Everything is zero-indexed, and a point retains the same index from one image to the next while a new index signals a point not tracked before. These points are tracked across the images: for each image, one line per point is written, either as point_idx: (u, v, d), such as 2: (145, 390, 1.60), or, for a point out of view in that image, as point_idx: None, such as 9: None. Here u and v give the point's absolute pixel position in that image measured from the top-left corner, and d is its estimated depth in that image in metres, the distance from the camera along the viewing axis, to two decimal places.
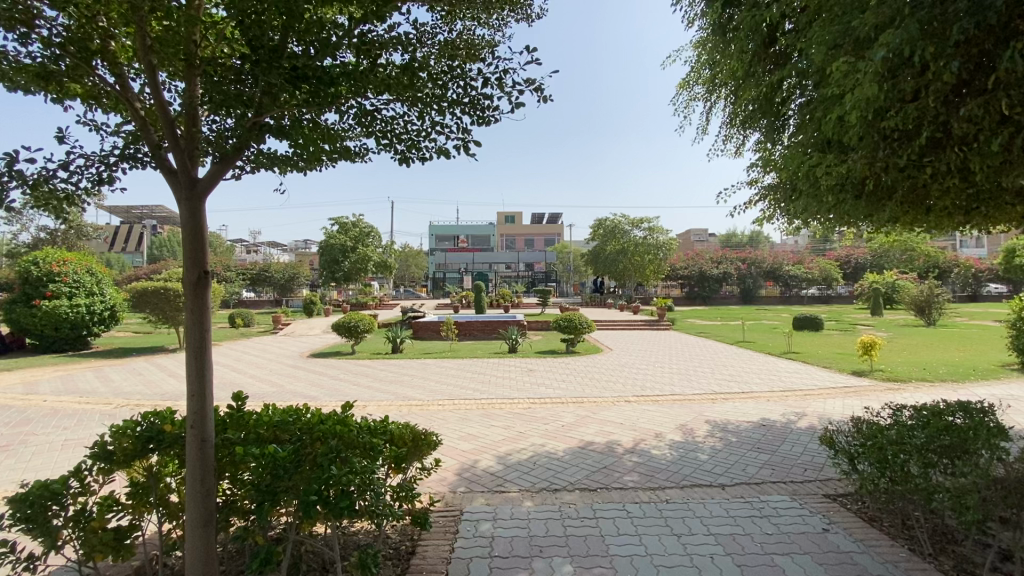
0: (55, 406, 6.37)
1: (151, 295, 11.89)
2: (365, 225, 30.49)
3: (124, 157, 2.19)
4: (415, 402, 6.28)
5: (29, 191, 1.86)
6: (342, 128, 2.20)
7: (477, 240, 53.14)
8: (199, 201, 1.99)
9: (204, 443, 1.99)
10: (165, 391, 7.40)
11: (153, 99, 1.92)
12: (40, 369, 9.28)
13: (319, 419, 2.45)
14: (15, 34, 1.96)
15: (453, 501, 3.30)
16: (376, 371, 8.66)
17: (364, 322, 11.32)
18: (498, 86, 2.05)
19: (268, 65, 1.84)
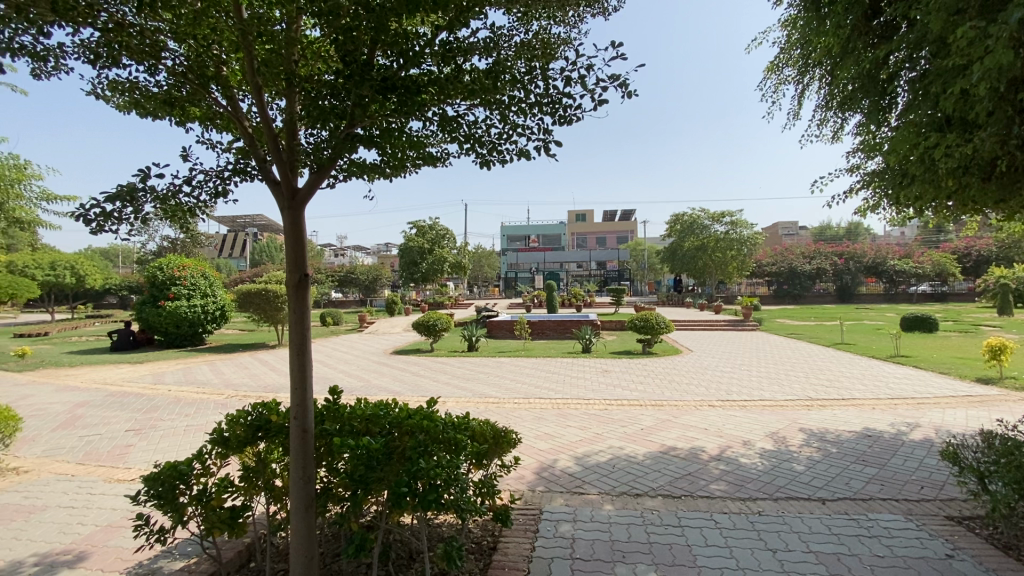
0: (178, 395, 7.20)
1: (254, 296, 13.08)
2: (440, 227, 31.53)
3: (235, 171, 2.41)
4: (492, 400, 6.40)
5: (160, 203, 2.11)
6: (426, 134, 2.28)
7: (548, 238, 53.08)
8: (299, 210, 2.16)
9: (306, 433, 2.14)
10: (266, 384, 8.11)
11: (259, 118, 2.10)
12: (166, 362, 10.53)
13: (406, 413, 2.55)
14: (147, 66, 2.24)
15: (532, 500, 3.32)
16: (453, 369, 8.92)
17: (442, 321, 11.69)
18: (579, 84, 2.00)
19: (360, 78, 1.94)
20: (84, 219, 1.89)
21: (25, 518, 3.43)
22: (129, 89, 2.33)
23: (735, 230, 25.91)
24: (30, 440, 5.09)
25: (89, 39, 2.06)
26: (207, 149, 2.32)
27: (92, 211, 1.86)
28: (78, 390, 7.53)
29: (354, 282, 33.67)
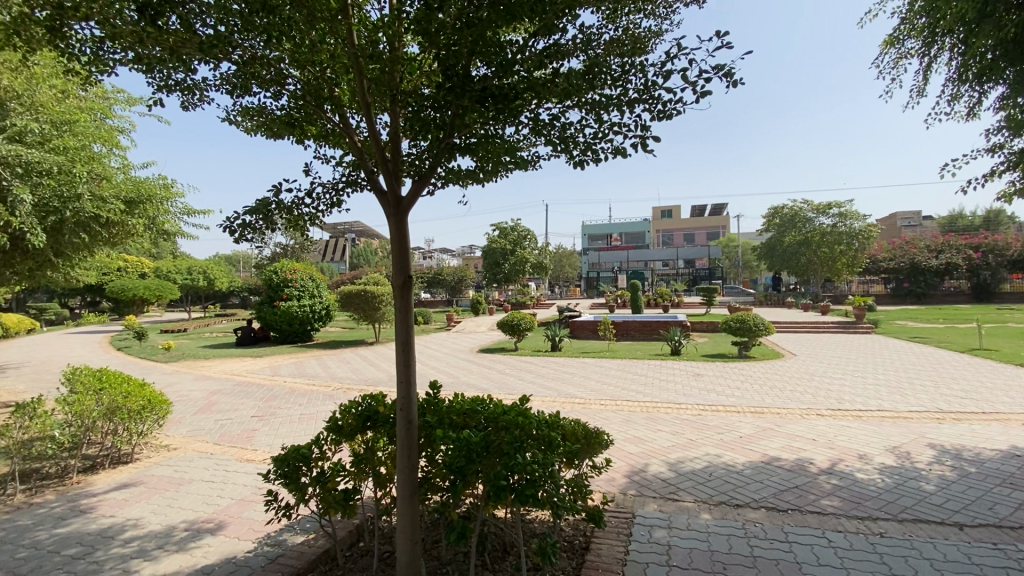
0: (293, 386, 7.97)
1: (355, 297, 14.13)
2: (522, 228, 31.94)
3: (347, 182, 2.64)
4: (579, 400, 6.39)
5: (287, 214, 2.36)
6: (518, 139, 2.34)
7: (631, 236, 51.67)
8: (404, 216, 2.31)
9: (410, 424, 2.29)
10: (367, 378, 8.72)
11: (368, 133, 2.28)
12: (281, 356, 11.69)
13: (502, 409, 2.64)
14: (274, 93, 2.52)
15: (624, 503, 3.28)
16: (538, 368, 9.01)
17: (526, 321, 11.85)
18: (679, 77, 1.93)
19: (460, 90, 2.04)
20: (229, 230, 2.18)
21: (177, 488, 4.00)
22: (258, 114, 2.64)
23: (844, 222, 23.54)
24: (177, 422, 5.91)
25: (227, 71, 2.36)
26: (323, 163, 2.56)
27: (236, 222, 2.15)
28: (212, 380, 8.59)
29: (440, 284, 35.06)
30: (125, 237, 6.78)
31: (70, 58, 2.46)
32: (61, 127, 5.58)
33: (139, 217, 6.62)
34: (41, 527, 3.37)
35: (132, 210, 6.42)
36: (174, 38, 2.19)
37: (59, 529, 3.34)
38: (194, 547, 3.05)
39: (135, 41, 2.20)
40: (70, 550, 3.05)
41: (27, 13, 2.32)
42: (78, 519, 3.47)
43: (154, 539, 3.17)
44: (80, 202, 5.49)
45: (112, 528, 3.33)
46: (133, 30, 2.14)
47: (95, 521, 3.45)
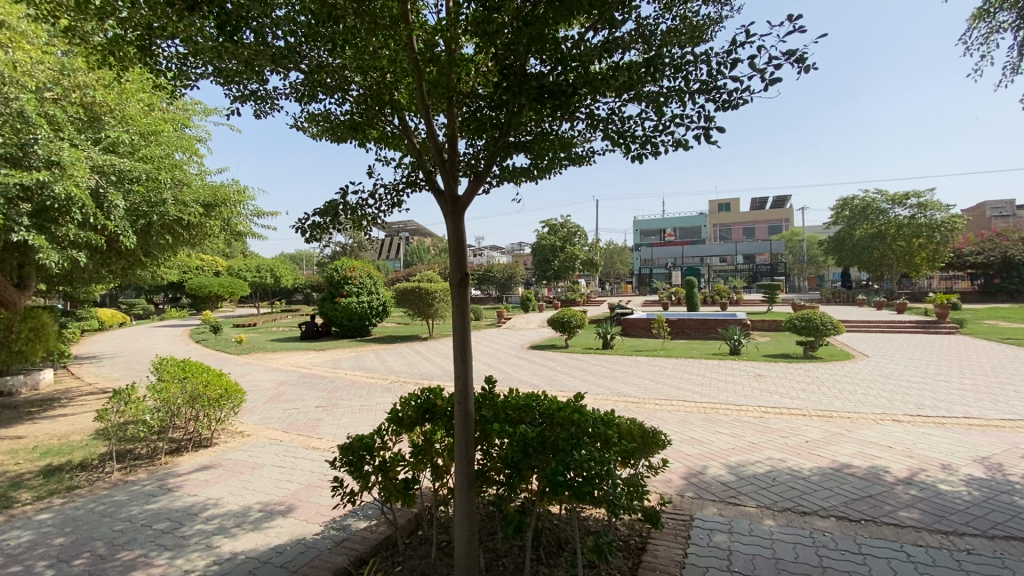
0: (353, 379, 8.33)
1: (410, 294, 14.54)
2: (573, 224, 31.71)
3: (407, 183, 2.73)
4: (632, 398, 6.28)
5: (351, 215, 2.49)
6: (573, 135, 2.32)
7: (686, 231, 50.03)
8: (461, 215, 2.36)
9: (468, 417, 2.34)
10: (421, 373, 8.97)
11: (427, 134, 2.33)
12: (341, 350, 12.22)
13: (557, 405, 2.65)
14: (338, 98, 2.64)
15: (682, 505, 3.20)
16: (590, 366, 8.93)
17: (577, 317, 11.77)
18: (746, 64, 1.85)
19: (519, 88, 2.05)
20: (302, 229, 2.35)
21: (250, 472, 4.28)
22: (323, 118, 2.77)
23: (923, 213, 21.75)
24: (250, 410, 6.33)
25: (295, 80, 2.50)
26: (384, 165, 2.66)
27: (307, 223, 2.31)
28: (280, 372, 9.12)
29: (491, 281, 35.41)
30: (202, 236, 7.33)
31: (157, 74, 2.68)
32: (149, 138, 6.11)
33: (215, 219, 7.14)
34: (135, 503, 3.72)
35: (209, 212, 6.94)
36: (249, 51, 2.34)
37: (151, 505, 3.67)
38: (267, 527, 3.27)
39: (213, 56, 2.37)
40: (160, 524, 3.35)
41: (121, 35, 2.54)
42: (166, 497, 3.80)
43: (232, 518, 3.42)
44: (165, 206, 6.00)
45: (196, 507, 3.62)
46: (212, 45, 2.31)
47: (181, 499, 3.77)
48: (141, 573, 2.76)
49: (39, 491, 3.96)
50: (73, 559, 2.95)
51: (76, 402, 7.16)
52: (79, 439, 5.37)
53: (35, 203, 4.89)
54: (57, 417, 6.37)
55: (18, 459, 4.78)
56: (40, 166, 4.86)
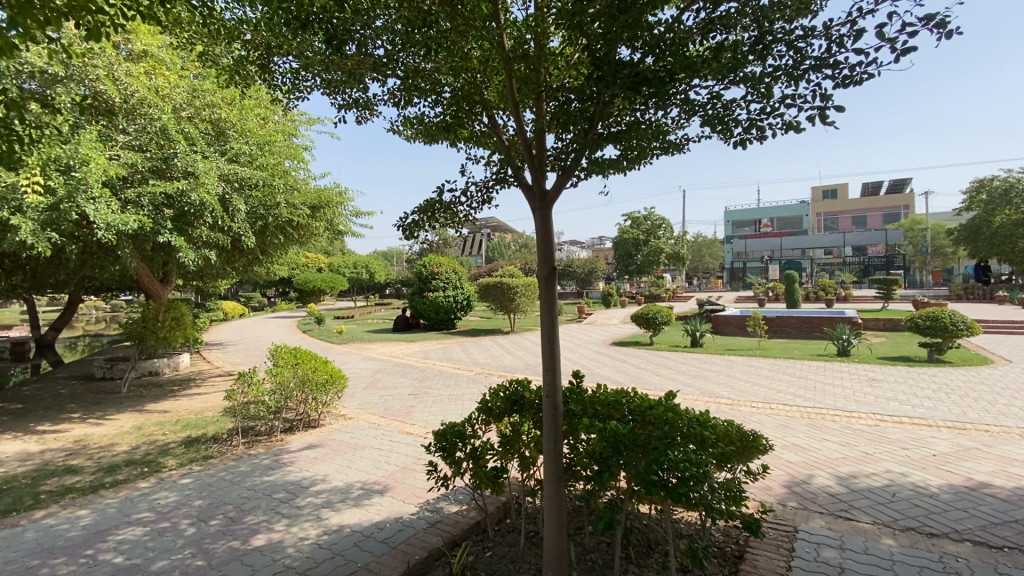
0: (440, 370, 8.70)
1: (493, 288, 14.86)
2: (657, 217, 30.66)
3: (497, 180, 2.79)
4: (725, 400, 5.96)
5: (445, 212, 2.61)
6: (667, 122, 2.22)
7: (784, 222, 46.34)
8: (549, 210, 2.37)
9: (556, 411, 2.34)
10: (505, 366, 9.14)
11: (517, 130, 2.37)
12: (429, 342, 12.80)
13: (649, 404, 2.59)
14: (430, 100, 2.74)
15: (783, 515, 2.99)
16: (677, 364, 8.59)
17: (663, 313, 11.35)
18: (872, 35, 1.66)
19: (612, 78, 2.01)
20: (403, 229, 2.55)
21: (352, 453, 4.63)
22: (417, 121, 2.92)
23: None
24: (351, 395, 6.85)
25: (393, 86, 2.64)
26: (475, 164, 2.74)
27: (407, 222, 2.52)
28: (375, 361, 9.75)
29: (572, 276, 35.17)
30: (309, 235, 8.05)
31: (273, 90, 2.96)
32: (265, 148, 6.77)
33: (320, 220, 7.80)
34: (257, 474, 4.18)
35: (315, 214, 7.60)
36: (352, 62, 2.52)
37: (270, 477, 4.10)
38: (369, 504, 3.53)
39: (322, 69, 2.57)
40: (278, 494, 3.74)
41: (244, 57, 2.85)
42: (283, 471, 4.22)
43: (337, 494, 3.73)
44: (278, 208, 6.70)
45: (306, 481, 3.99)
46: (321, 59, 2.49)
47: (295, 474, 4.17)
48: (264, 536, 3.11)
49: (182, 459, 4.58)
50: (210, 519, 3.38)
51: (208, 382, 8.16)
52: (211, 415, 6.13)
53: (176, 209, 5.63)
54: (194, 395, 7.32)
55: (165, 430, 5.56)
56: (180, 176, 5.58)
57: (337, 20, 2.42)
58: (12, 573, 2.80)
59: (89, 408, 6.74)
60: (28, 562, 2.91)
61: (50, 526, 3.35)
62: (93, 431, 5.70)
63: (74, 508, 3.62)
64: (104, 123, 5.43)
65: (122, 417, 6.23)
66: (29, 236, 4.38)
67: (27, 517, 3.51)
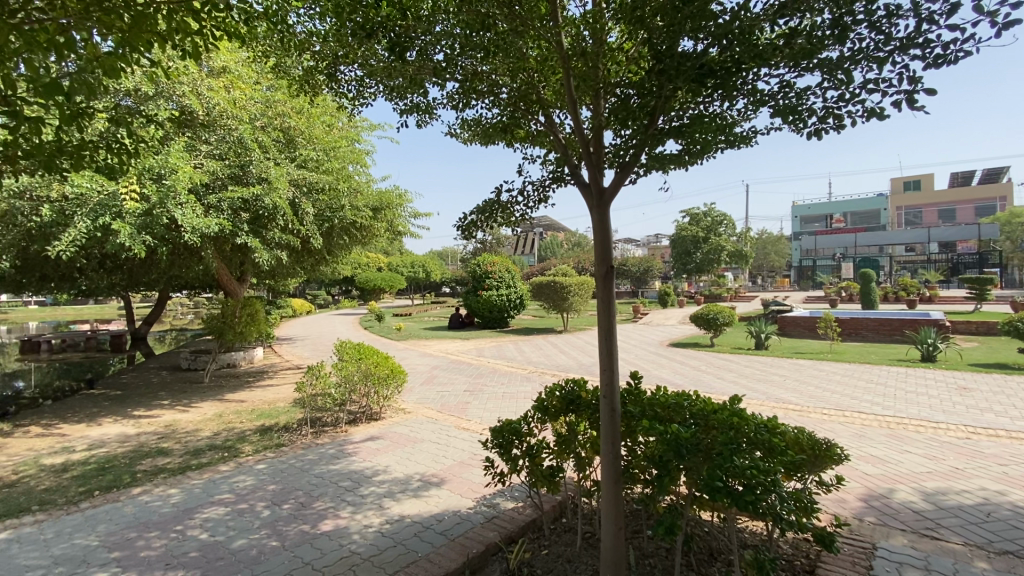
0: (495, 367, 8.81)
1: (546, 287, 14.84)
2: (718, 213, 29.50)
3: (553, 179, 2.80)
4: (793, 405, 5.65)
5: (502, 212, 2.64)
6: (734, 114, 2.12)
7: (860, 217, 43.16)
8: (606, 207, 2.34)
9: (614, 412, 2.30)
10: (559, 365, 9.11)
11: (574, 128, 2.36)
12: (484, 340, 12.99)
13: (712, 408, 2.50)
14: (487, 101, 2.78)
15: (859, 529, 2.81)
16: (740, 367, 8.23)
17: (725, 313, 10.90)
18: (970, 9, 1.52)
19: (675, 72, 1.95)
20: (461, 229, 2.62)
21: (410, 446, 4.79)
22: (475, 123, 2.98)
23: None
24: (409, 390, 7.08)
25: (451, 89, 2.70)
26: (531, 163, 2.75)
27: (466, 222, 2.59)
28: (432, 357, 10.01)
29: (627, 275, 34.47)
30: (370, 236, 8.40)
31: (340, 98, 3.12)
32: (330, 153, 7.12)
33: (381, 221, 8.11)
34: (324, 462, 4.41)
35: (377, 215, 7.91)
36: (413, 67, 2.59)
37: (335, 466, 4.32)
38: (427, 496, 3.64)
39: (385, 76, 2.67)
40: (343, 483, 3.94)
41: (314, 68, 3.02)
42: (347, 461, 4.43)
43: (398, 484, 3.87)
44: (343, 210, 7.02)
45: (369, 471, 4.17)
46: (385, 66, 2.59)
47: (358, 464, 4.37)
48: (331, 522, 3.28)
49: (257, 445, 4.91)
50: (282, 503, 3.61)
51: (279, 375, 8.71)
52: (282, 405, 6.53)
53: (251, 212, 6.03)
54: (266, 387, 7.83)
55: (242, 418, 5.99)
56: (255, 182, 5.99)
57: (400, 28, 2.50)
58: (115, 543, 3.12)
59: (177, 395, 7.39)
60: (127, 534, 3.22)
61: (144, 502, 3.70)
62: (181, 417, 6.24)
63: (165, 487, 3.98)
64: (189, 134, 5.89)
65: (205, 405, 6.77)
66: (126, 238, 4.84)
67: (126, 493, 3.89)
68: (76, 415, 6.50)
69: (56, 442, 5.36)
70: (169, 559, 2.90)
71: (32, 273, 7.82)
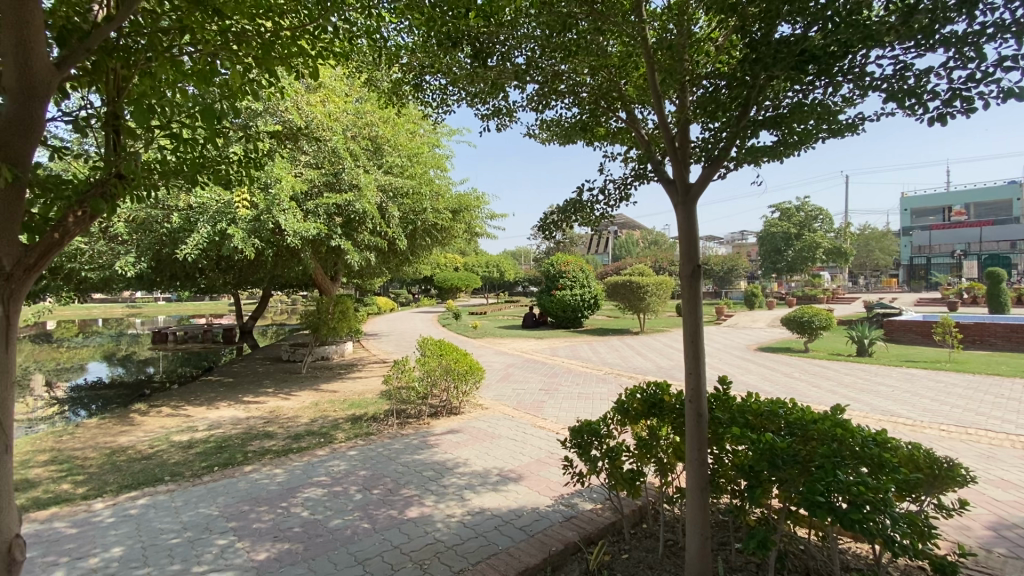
0: (570, 367, 8.79)
1: (622, 287, 14.51)
2: (813, 208, 27.36)
3: (635, 176, 2.75)
4: (902, 420, 5.11)
5: (581, 213, 2.64)
6: (839, 100, 1.96)
7: (986, 209, 38.02)
8: (693, 204, 2.25)
9: (701, 417, 2.22)
10: (637, 367, 8.90)
11: (659, 124, 2.30)
12: (559, 339, 12.99)
13: (812, 418, 2.33)
14: (566, 101, 2.78)
15: (987, 562, 2.49)
16: (839, 375, 7.56)
17: (821, 316, 10.07)
18: None
19: (772, 58, 1.84)
20: (543, 226, 2.69)
21: (488, 441, 4.91)
22: (555, 123, 3.00)
23: None
24: (487, 387, 7.27)
25: (531, 91, 2.73)
26: (613, 162, 2.73)
27: (548, 222, 2.64)
28: (507, 355, 10.18)
29: (709, 275, 32.78)
30: (450, 237, 8.71)
31: (426, 108, 3.27)
32: (413, 159, 7.45)
33: (460, 223, 8.39)
34: (409, 452, 4.65)
35: (456, 217, 8.20)
36: (494, 73, 2.64)
37: (419, 455, 4.54)
38: (506, 491, 3.72)
39: (468, 83, 2.75)
40: (427, 472, 4.13)
41: (404, 82, 3.20)
42: (430, 452, 4.64)
43: (478, 477, 3.99)
44: (425, 213, 7.34)
45: (449, 463, 4.34)
46: (467, 73, 2.67)
47: (440, 455, 4.55)
48: (416, 509, 3.46)
49: (349, 433, 5.27)
50: (372, 488, 3.85)
51: (367, 368, 9.29)
52: (371, 397, 6.96)
53: (343, 217, 6.49)
54: (355, 379, 8.38)
55: (336, 407, 6.45)
56: (347, 189, 6.42)
57: (483, 35, 2.56)
58: (232, 514, 3.50)
59: (279, 384, 8.12)
60: (241, 506, 3.60)
61: (255, 479, 4.11)
62: (283, 403, 6.85)
63: (272, 467, 4.39)
64: (290, 146, 6.43)
65: (303, 393, 7.37)
66: (238, 242, 5.41)
67: (240, 470, 4.34)
68: (198, 398, 7.35)
69: (182, 421, 6.09)
70: (277, 532, 3.21)
71: (164, 273, 8.94)
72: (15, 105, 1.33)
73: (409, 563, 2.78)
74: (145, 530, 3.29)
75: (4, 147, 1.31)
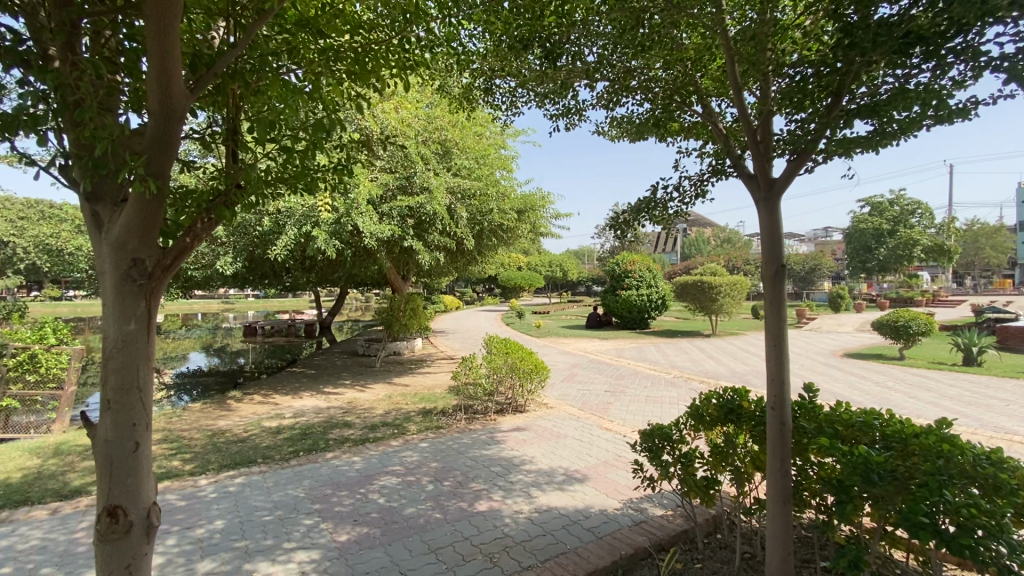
0: (637, 369, 8.62)
1: (692, 288, 13.98)
2: (909, 202, 25.05)
3: (712, 172, 2.65)
4: (1020, 438, 4.55)
5: (652, 212, 2.60)
6: (949, 83, 1.79)
7: None
8: (776, 201, 2.14)
9: (784, 426, 2.11)
10: (709, 370, 8.56)
11: (739, 117, 2.22)
12: (626, 340, 12.75)
13: (912, 431, 2.15)
14: (638, 97, 2.74)
15: None
16: (942, 385, 6.85)
17: (920, 321, 9.16)
18: None
19: (870, 42, 1.72)
20: (614, 224, 2.66)
21: (555, 440, 4.93)
22: (626, 119, 2.96)
23: None
24: (553, 386, 7.29)
25: (601, 88, 2.72)
26: (688, 157, 2.65)
27: (618, 220, 2.62)
28: (573, 355, 10.14)
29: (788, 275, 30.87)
30: (516, 236, 8.81)
31: (497, 112, 3.36)
32: (480, 161, 7.61)
33: (526, 222, 8.48)
34: (477, 447, 4.77)
35: (522, 217, 8.30)
36: (564, 73, 2.68)
37: (486, 451, 4.64)
38: (574, 490, 3.72)
39: (538, 83, 2.80)
40: (495, 468, 4.22)
41: (476, 89, 3.30)
42: (497, 448, 4.73)
43: (545, 476, 4.02)
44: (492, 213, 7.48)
45: (516, 460, 4.40)
46: (538, 74, 2.73)
47: (507, 451, 4.63)
48: (485, 503, 3.54)
49: (420, 426, 5.49)
50: (443, 480, 3.99)
51: (436, 364, 9.62)
52: (440, 392, 7.20)
53: (416, 219, 6.75)
54: (425, 374, 8.70)
55: (408, 400, 6.74)
56: (418, 191, 6.68)
57: (556, 37, 2.59)
58: (316, 496, 3.76)
59: (356, 377, 8.60)
60: (324, 490, 3.86)
61: (336, 465, 4.39)
62: (359, 395, 7.25)
63: (351, 454, 4.67)
64: None
65: (378, 386, 7.76)
66: (321, 242, 5.79)
67: (322, 456, 4.66)
68: (285, 388, 7.95)
69: (271, 409, 6.61)
70: (356, 516, 3.41)
71: (256, 272, 9.74)
72: (158, 125, 1.52)
73: (479, 555, 2.86)
74: (242, 507, 3.61)
75: (150, 162, 1.52)
